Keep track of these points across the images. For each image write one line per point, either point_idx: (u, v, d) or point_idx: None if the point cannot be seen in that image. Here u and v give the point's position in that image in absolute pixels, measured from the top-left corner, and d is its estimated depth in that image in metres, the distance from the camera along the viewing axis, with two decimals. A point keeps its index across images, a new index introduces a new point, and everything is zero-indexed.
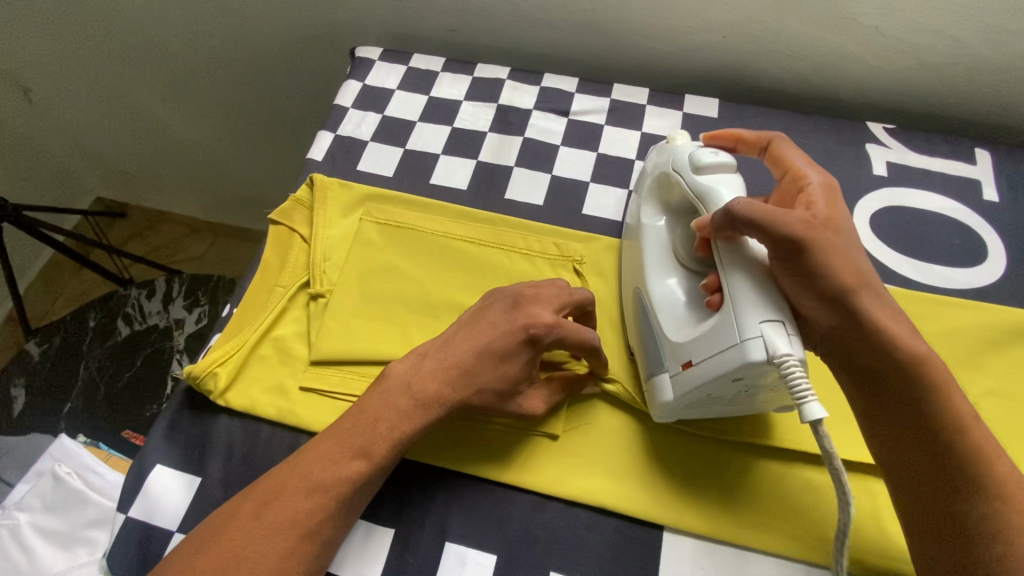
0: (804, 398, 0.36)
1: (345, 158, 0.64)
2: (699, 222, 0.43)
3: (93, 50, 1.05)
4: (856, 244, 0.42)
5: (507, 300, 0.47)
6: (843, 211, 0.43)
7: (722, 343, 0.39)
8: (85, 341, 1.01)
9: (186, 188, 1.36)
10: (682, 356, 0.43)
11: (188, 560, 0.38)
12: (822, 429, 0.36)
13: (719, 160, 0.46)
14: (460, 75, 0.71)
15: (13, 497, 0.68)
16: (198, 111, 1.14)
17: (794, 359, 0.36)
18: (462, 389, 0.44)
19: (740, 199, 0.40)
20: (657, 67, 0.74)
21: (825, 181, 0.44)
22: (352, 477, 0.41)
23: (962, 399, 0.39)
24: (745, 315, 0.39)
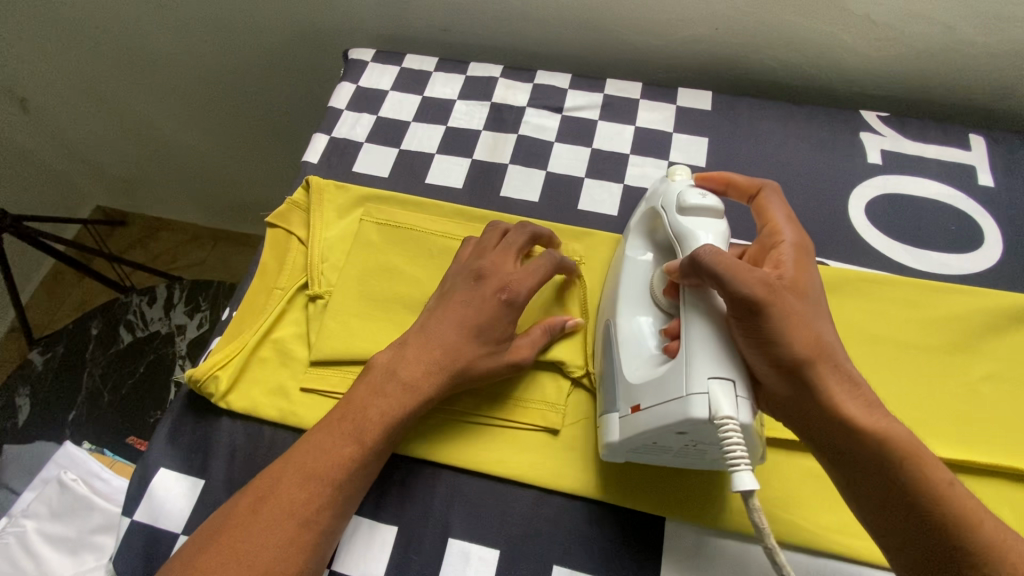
0: (737, 466, 0.36)
1: (340, 160, 0.65)
2: (670, 266, 0.45)
3: (87, 60, 1.06)
4: (821, 310, 0.41)
5: (470, 275, 0.49)
6: (811, 273, 0.43)
7: (671, 393, 0.40)
8: (87, 349, 1.01)
9: (184, 195, 1.36)
10: (633, 399, 0.43)
11: (190, 559, 0.38)
12: (754, 502, 0.36)
13: (705, 204, 0.46)
14: (454, 74, 0.71)
15: (20, 505, 0.68)
16: (192, 117, 1.14)
17: (735, 424, 0.37)
18: (443, 364, 0.46)
19: (705, 249, 0.41)
20: (650, 60, 0.74)
21: (797, 240, 0.44)
22: (345, 462, 0.42)
23: (939, 467, 0.37)
24: (695, 369, 0.39)
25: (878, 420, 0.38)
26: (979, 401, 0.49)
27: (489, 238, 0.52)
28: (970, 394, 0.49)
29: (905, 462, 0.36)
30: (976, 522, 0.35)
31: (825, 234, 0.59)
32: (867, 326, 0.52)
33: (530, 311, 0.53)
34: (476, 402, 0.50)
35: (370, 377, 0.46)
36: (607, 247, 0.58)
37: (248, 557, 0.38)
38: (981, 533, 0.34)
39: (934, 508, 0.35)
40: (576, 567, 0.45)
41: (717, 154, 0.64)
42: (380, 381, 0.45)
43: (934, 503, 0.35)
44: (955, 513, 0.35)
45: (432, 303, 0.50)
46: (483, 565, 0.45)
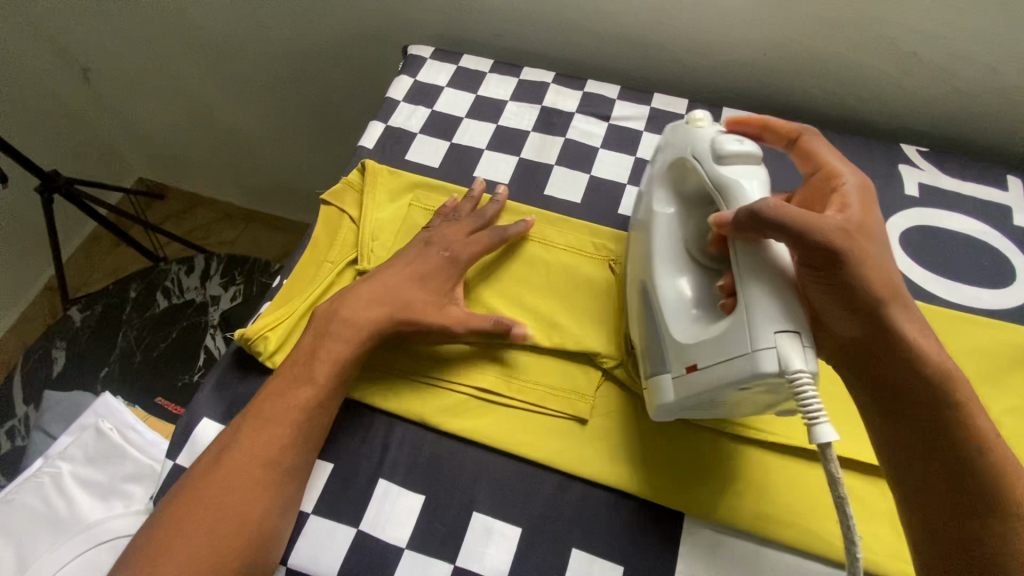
0: (814, 418, 0.37)
1: (394, 147, 0.68)
2: (718, 217, 0.43)
3: (153, 39, 1.11)
4: (881, 247, 0.43)
5: (436, 246, 0.56)
6: (873, 213, 0.44)
7: (733, 351, 0.40)
8: (124, 310, 1.05)
9: (225, 174, 1.41)
10: (689, 359, 0.44)
11: (170, 511, 0.44)
12: (830, 450, 0.37)
13: (742, 150, 0.46)
14: (507, 77, 0.74)
15: (56, 448, 0.71)
16: (243, 99, 1.18)
17: (807, 374, 0.37)
18: (387, 305, 0.52)
19: (772, 200, 0.40)
20: (696, 78, 0.76)
21: (858, 182, 0.46)
22: (304, 403, 0.48)
23: (976, 409, 0.40)
24: (759, 327, 0.39)
25: (929, 361, 0.41)
26: (1000, 432, 0.50)
27: (447, 220, 0.59)
28: (993, 425, 0.50)
29: (948, 400, 0.40)
30: (1004, 457, 0.40)
31: None
32: None
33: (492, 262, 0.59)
34: (509, 384, 0.52)
35: (332, 318, 0.51)
36: None
37: (221, 500, 0.44)
38: (998, 463, 0.39)
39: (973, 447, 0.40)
40: (594, 552, 0.46)
41: None
42: (325, 326, 0.51)
43: (968, 438, 0.40)
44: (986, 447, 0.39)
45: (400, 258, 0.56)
46: (505, 540, 0.46)
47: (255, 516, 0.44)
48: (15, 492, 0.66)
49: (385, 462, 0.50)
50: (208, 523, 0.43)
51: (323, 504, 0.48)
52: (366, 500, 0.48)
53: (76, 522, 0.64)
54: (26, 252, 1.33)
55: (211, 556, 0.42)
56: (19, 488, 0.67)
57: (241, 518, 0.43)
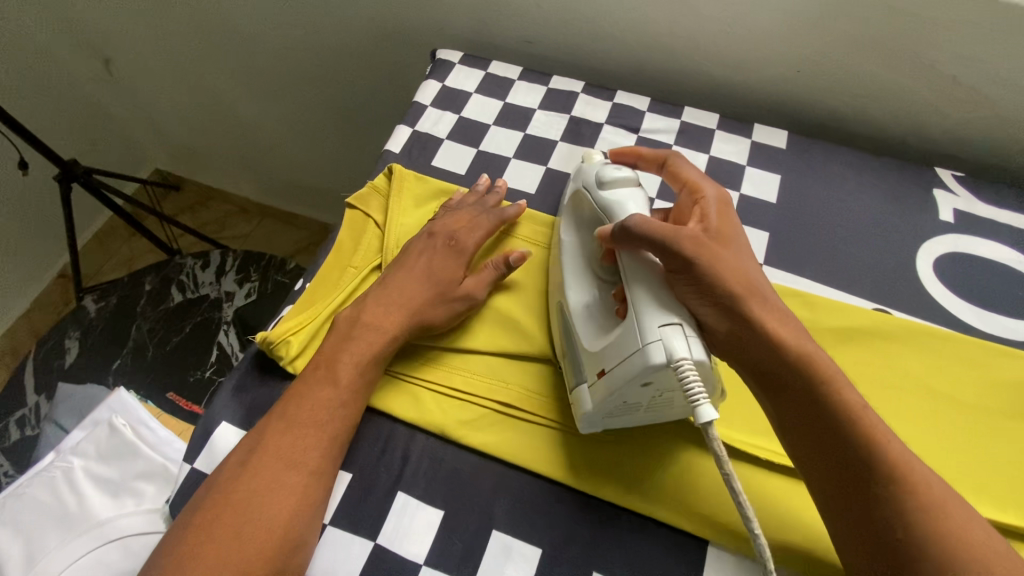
0: (698, 400, 0.39)
1: (420, 152, 0.67)
2: (602, 233, 0.49)
3: (175, 32, 1.11)
4: (744, 254, 0.47)
5: (440, 237, 0.57)
6: (730, 222, 0.49)
7: (629, 350, 0.43)
8: (138, 303, 1.05)
9: (242, 169, 1.41)
10: (597, 366, 0.45)
11: (196, 520, 0.43)
12: (713, 432, 0.39)
13: (620, 175, 0.52)
14: (536, 85, 0.73)
15: (69, 442, 0.71)
16: (264, 96, 1.18)
17: (690, 362, 0.40)
18: (400, 304, 0.53)
19: (638, 217, 0.46)
20: (727, 92, 0.75)
21: (716, 194, 0.51)
22: (326, 403, 0.48)
23: (852, 392, 0.41)
24: (646, 323, 0.42)
25: (800, 349, 0.43)
26: None
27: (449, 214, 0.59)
28: None
29: (824, 387, 0.41)
30: (879, 428, 0.40)
31: (889, 285, 0.59)
32: (927, 380, 0.52)
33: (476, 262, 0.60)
34: (533, 400, 0.52)
35: (356, 323, 0.51)
36: None
37: (249, 506, 0.43)
38: (884, 442, 0.39)
39: (846, 424, 0.40)
40: None
41: (789, 193, 0.65)
42: (347, 329, 0.51)
43: (849, 422, 0.40)
44: (859, 421, 0.40)
45: (406, 253, 0.57)
46: (525, 561, 0.45)
47: (282, 525, 0.43)
48: (25, 486, 0.66)
49: (404, 474, 0.49)
50: (234, 531, 0.42)
51: (341, 514, 0.47)
52: (384, 513, 0.47)
53: (86, 519, 0.63)
54: (42, 239, 1.33)
55: (238, 566, 0.41)
56: (30, 482, 0.66)
57: (266, 526, 0.43)
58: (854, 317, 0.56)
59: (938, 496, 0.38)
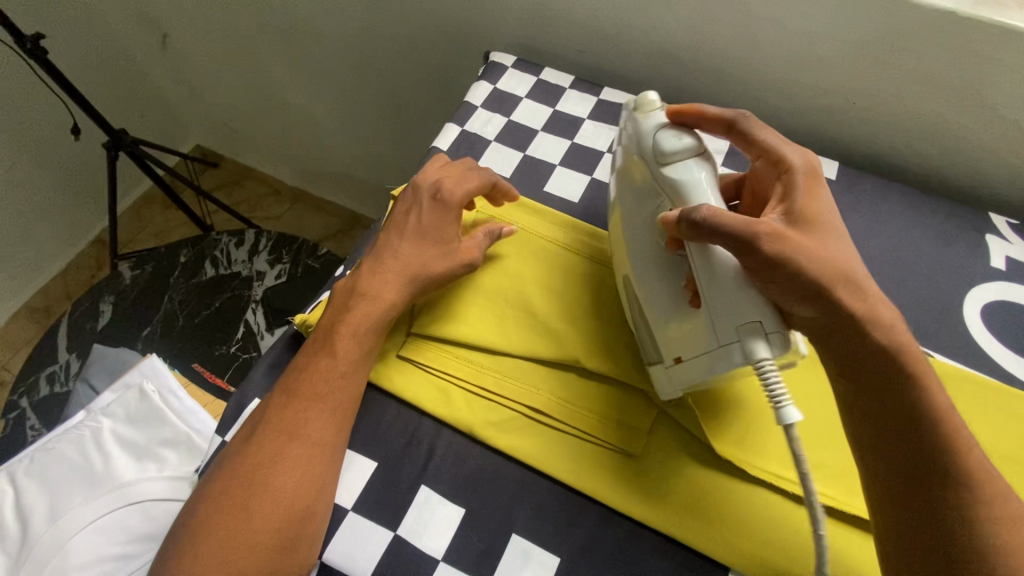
0: (781, 402, 0.40)
1: (468, 152, 0.68)
2: (666, 220, 0.45)
3: (230, 17, 1.13)
4: (831, 235, 0.46)
5: (425, 191, 0.58)
6: (817, 196, 0.47)
7: (708, 345, 0.44)
8: (172, 274, 1.08)
9: (282, 153, 1.44)
10: (672, 351, 0.47)
11: (214, 490, 0.45)
12: (794, 434, 0.40)
13: (682, 147, 0.47)
14: (587, 94, 0.73)
15: (100, 403, 0.72)
16: (309, 83, 1.20)
17: (771, 361, 0.41)
18: (399, 270, 0.54)
19: (707, 210, 0.43)
20: (777, 118, 0.75)
21: (802, 162, 0.48)
22: (328, 375, 0.49)
23: (937, 392, 0.41)
24: (723, 322, 0.43)
25: (885, 344, 0.41)
26: None
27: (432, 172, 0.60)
28: None
29: (907, 387, 0.40)
30: (962, 435, 0.39)
31: (934, 327, 0.58)
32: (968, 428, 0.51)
33: (466, 219, 0.61)
34: (560, 406, 0.52)
35: (352, 293, 0.53)
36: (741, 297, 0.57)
37: (258, 478, 0.45)
38: (966, 447, 0.39)
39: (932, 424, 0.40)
40: None
41: None
42: (345, 300, 0.53)
43: (932, 424, 0.39)
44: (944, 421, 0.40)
45: (400, 217, 0.58)
46: (542, 567, 0.46)
47: (288, 494, 0.44)
48: (55, 441, 0.68)
49: (429, 468, 0.49)
50: (243, 503, 0.44)
51: (364, 502, 0.48)
52: (406, 504, 0.48)
53: (111, 479, 0.65)
54: (83, 203, 1.37)
55: (249, 533, 0.43)
56: (59, 438, 0.68)
57: (274, 495, 0.44)
58: None
59: (1015, 506, 0.38)
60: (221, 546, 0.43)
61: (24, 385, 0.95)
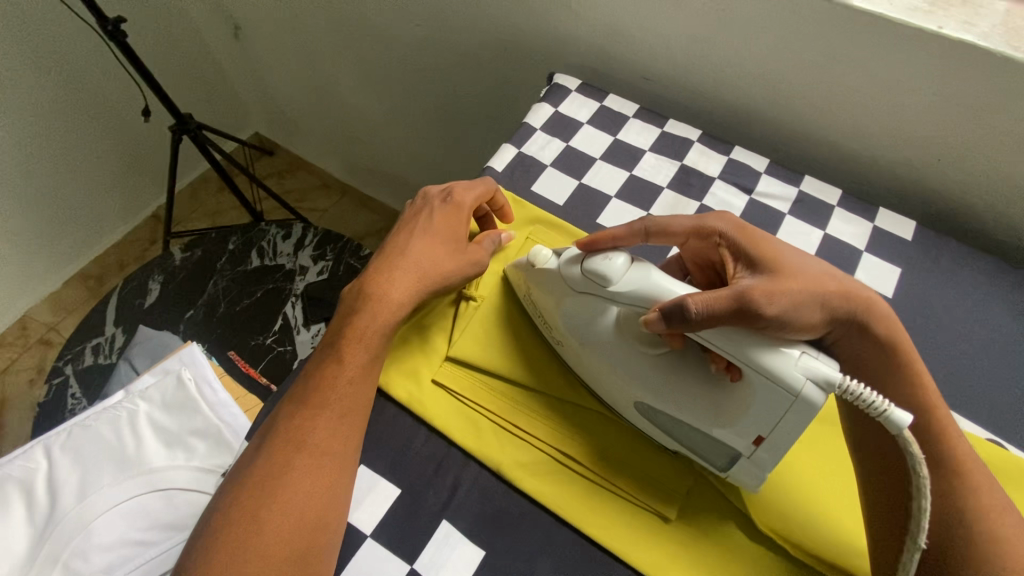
0: (883, 409, 0.39)
1: (523, 175, 0.67)
2: (661, 327, 0.44)
3: (301, 14, 1.15)
4: (798, 252, 0.47)
5: (436, 197, 0.58)
6: (762, 239, 0.48)
7: (783, 406, 0.41)
8: (219, 260, 1.10)
9: (336, 149, 1.47)
10: (749, 434, 0.44)
11: (225, 505, 0.44)
12: (909, 437, 0.39)
13: (615, 262, 0.47)
14: (651, 125, 0.71)
15: (139, 384, 0.73)
16: (369, 85, 1.21)
17: (846, 378, 0.39)
18: (409, 268, 0.53)
19: (690, 307, 0.42)
20: (852, 167, 0.71)
21: (731, 225, 0.49)
22: (342, 380, 0.48)
23: (929, 385, 0.46)
24: (782, 371, 0.40)
25: (881, 340, 0.46)
26: None
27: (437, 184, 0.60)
28: None
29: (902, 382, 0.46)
30: (949, 423, 0.45)
31: (1011, 415, 0.53)
32: None
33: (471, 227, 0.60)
34: (592, 455, 0.50)
35: (361, 295, 0.52)
36: None
37: (268, 489, 0.43)
38: (953, 435, 0.44)
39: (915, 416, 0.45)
40: None
41: (906, 289, 0.60)
42: (354, 302, 0.52)
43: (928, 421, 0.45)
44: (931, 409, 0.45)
45: (409, 228, 0.56)
46: None
47: (298, 507, 0.43)
48: (92, 419, 0.69)
49: (452, 503, 0.48)
50: (254, 513, 0.42)
51: (383, 530, 0.47)
52: (425, 538, 0.46)
53: (140, 463, 0.66)
54: (144, 180, 1.42)
55: (258, 548, 0.41)
56: (97, 416, 0.69)
57: (284, 508, 0.43)
58: None
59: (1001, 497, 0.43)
60: (232, 556, 0.41)
61: (69, 352, 0.98)
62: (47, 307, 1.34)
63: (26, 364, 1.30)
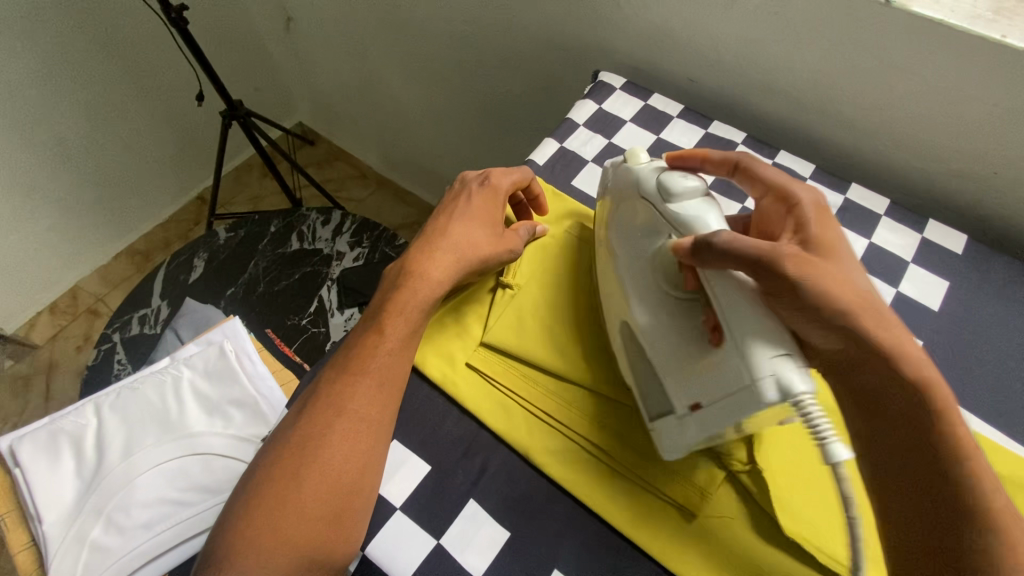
0: (826, 438, 0.37)
1: (564, 169, 0.68)
2: (682, 243, 0.45)
3: (351, 8, 1.18)
4: (852, 264, 0.45)
5: (475, 181, 0.59)
6: (830, 229, 0.47)
7: (734, 385, 0.40)
8: (261, 241, 1.13)
9: (376, 140, 1.50)
10: (691, 397, 0.43)
11: (266, 464, 0.46)
12: (842, 473, 0.37)
13: (688, 185, 0.49)
14: (694, 126, 0.71)
15: (185, 352, 0.77)
16: (413, 79, 1.23)
17: (810, 399, 0.38)
18: (448, 249, 0.54)
19: (720, 235, 0.43)
20: (902, 177, 0.69)
21: (812, 198, 0.48)
22: (381, 352, 0.50)
23: (967, 426, 0.39)
24: (756, 356, 0.39)
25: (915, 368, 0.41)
26: None
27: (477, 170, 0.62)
28: None
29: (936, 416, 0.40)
30: (986, 469, 0.38)
31: None
32: None
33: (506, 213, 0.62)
34: (621, 447, 0.50)
35: (402, 273, 0.54)
36: None
37: (307, 451, 0.45)
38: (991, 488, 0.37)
39: (944, 460, 0.39)
40: None
41: (953, 303, 0.59)
42: (395, 279, 0.54)
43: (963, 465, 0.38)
44: (969, 467, 0.38)
45: (448, 209, 0.58)
46: None
47: (335, 469, 0.45)
48: (141, 381, 0.73)
49: (480, 483, 0.49)
50: (293, 472, 0.44)
51: (412, 504, 0.48)
52: (452, 516, 0.47)
53: (181, 427, 0.69)
54: (193, 162, 1.48)
55: (296, 505, 0.43)
56: (145, 379, 0.73)
57: (321, 469, 0.44)
58: (1006, 463, 0.48)
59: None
60: (273, 511, 0.43)
61: (117, 321, 1.03)
62: (97, 278, 1.41)
63: (75, 331, 1.37)
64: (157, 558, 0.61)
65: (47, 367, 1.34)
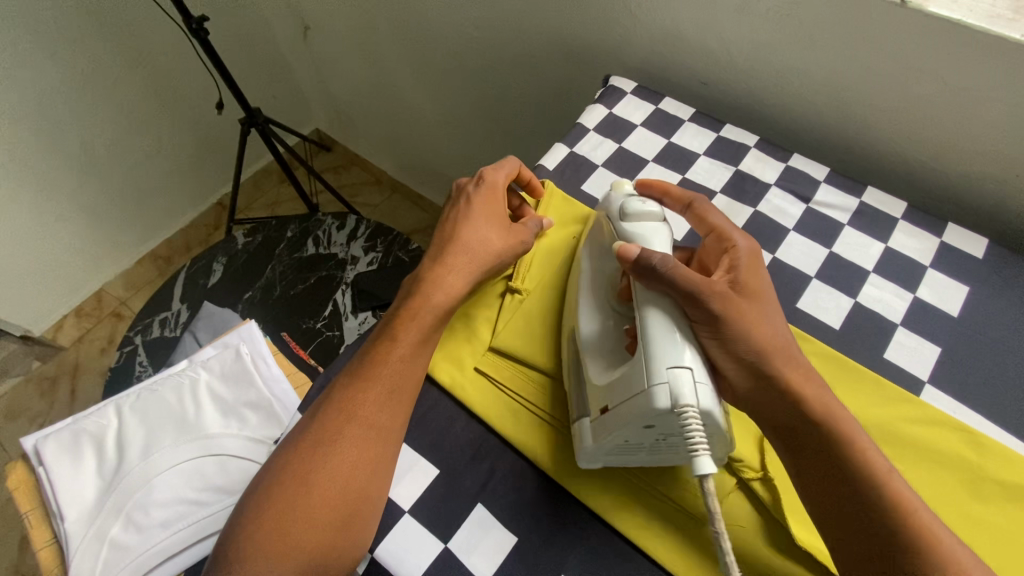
0: (697, 449, 0.40)
1: (574, 174, 0.68)
2: (620, 254, 0.48)
3: (366, 16, 1.20)
4: (769, 310, 0.48)
5: (473, 181, 0.60)
6: (759, 277, 0.50)
7: (634, 390, 0.43)
8: (278, 246, 1.16)
9: (391, 146, 1.52)
10: (602, 401, 0.46)
11: (277, 469, 0.46)
12: (709, 485, 0.40)
13: (645, 210, 0.52)
14: (706, 129, 0.71)
15: (201, 355, 0.79)
16: (426, 85, 1.25)
17: (694, 410, 0.41)
18: (454, 251, 0.55)
19: (656, 255, 0.47)
20: (920, 180, 0.68)
21: (748, 246, 0.51)
22: (391, 357, 0.50)
23: (877, 455, 0.42)
24: (655, 363, 0.43)
25: (822, 410, 0.44)
26: None
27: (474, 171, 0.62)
28: None
29: (848, 449, 0.42)
30: (906, 496, 0.40)
31: None
32: None
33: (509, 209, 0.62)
34: None
35: (414, 281, 0.55)
36: (818, 358, 0.53)
37: (318, 456, 0.46)
38: (912, 511, 0.40)
39: (867, 494, 0.41)
40: None
41: (974, 309, 0.57)
42: (407, 288, 0.54)
43: (880, 495, 0.40)
44: (901, 508, 0.40)
45: (454, 214, 0.58)
46: None
47: (344, 474, 0.45)
48: (159, 384, 0.74)
49: (487, 487, 0.49)
50: (304, 477, 0.45)
51: (421, 508, 0.48)
52: (460, 520, 0.48)
53: (198, 428, 0.70)
54: (213, 169, 1.51)
55: (307, 510, 0.44)
56: (163, 381, 0.75)
57: (331, 474, 0.45)
58: None
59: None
60: (284, 516, 0.44)
61: (140, 324, 1.06)
62: (121, 282, 1.45)
63: (99, 334, 1.41)
64: (174, 556, 0.63)
65: (72, 368, 1.38)
